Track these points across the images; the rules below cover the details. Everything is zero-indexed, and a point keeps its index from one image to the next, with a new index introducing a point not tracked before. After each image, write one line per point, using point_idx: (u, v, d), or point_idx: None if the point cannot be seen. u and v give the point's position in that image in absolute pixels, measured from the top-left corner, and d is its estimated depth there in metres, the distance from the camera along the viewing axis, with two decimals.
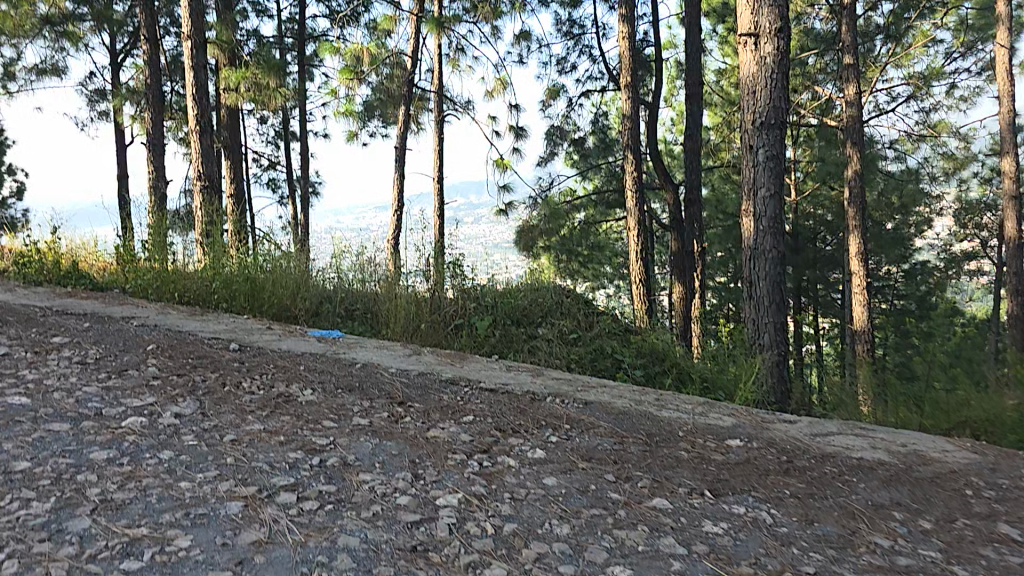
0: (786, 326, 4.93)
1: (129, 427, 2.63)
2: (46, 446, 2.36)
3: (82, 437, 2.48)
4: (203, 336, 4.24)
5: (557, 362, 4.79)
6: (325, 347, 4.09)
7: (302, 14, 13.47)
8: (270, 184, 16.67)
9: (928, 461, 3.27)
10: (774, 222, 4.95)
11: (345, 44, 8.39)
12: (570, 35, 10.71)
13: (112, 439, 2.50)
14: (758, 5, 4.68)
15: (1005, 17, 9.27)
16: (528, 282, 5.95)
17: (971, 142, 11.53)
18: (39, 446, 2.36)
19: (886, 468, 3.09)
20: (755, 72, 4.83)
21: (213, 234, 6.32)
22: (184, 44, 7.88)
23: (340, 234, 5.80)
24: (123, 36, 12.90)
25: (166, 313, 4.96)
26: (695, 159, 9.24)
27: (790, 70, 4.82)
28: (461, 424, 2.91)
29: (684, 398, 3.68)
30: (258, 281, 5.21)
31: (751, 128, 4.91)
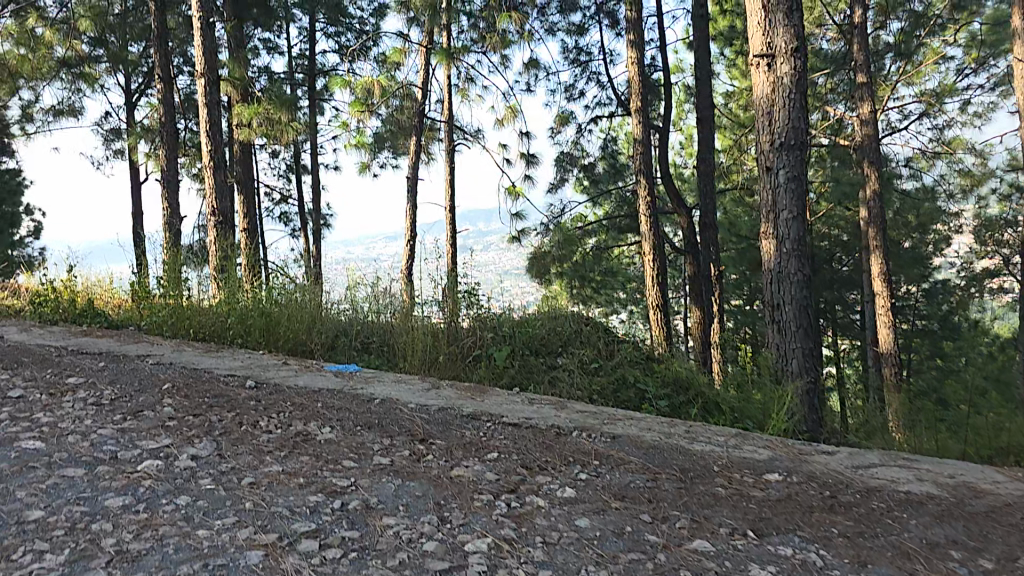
0: (815, 351, 4.76)
1: (145, 471, 2.53)
2: (60, 493, 2.26)
3: (97, 483, 2.38)
4: (219, 373, 4.16)
5: (579, 393, 4.66)
6: (343, 383, 3.99)
7: (313, 49, 13.73)
8: (283, 218, 16.80)
9: (981, 493, 3.12)
10: (798, 244, 4.84)
11: (356, 78, 8.49)
12: (577, 62, 10.77)
13: (127, 484, 2.40)
14: (772, 26, 4.66)
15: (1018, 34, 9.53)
16: (545, 311, 5.86)
17: (987, 158, 11.41)
18: (53, 493, 2.26)
19: (938, 503, 2.93)
20: (771, 92, 4.77)
21: (227, 269, 6.30)
22: (198, 81, 7.99)
23: (353, 265, 5.70)
24: (139, 76, 13.19)
25: (181, 350, 4.88)
26: (708, 183, 9.20)
27: (807, 89, 4.76)
28: (486, 462, 2.78)
29: (716, 430, 3.53)
30: (273, 316, 5.15)
31: (770, 149, 4.83)
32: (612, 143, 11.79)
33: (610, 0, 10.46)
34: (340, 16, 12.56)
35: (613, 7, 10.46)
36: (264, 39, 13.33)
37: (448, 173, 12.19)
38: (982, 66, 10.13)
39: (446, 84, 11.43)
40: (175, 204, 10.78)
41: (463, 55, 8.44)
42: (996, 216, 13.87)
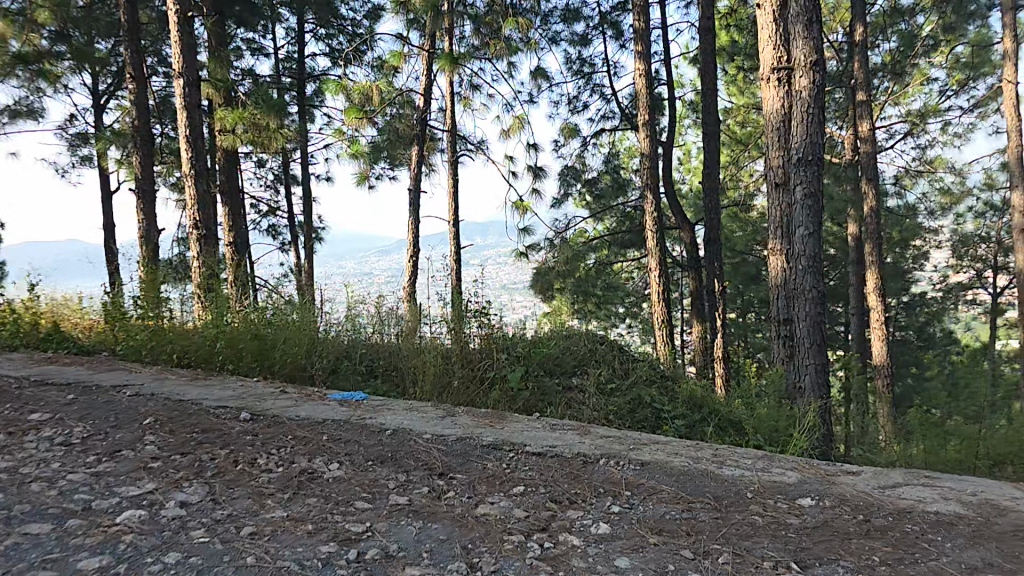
0: (828, 368, 4.70)
1: (125, 524, 2.30)
2: (23, 555, 2.02)
3: (68, 541, 2.14)
4: (208, 405, 3.94)
5: (597, 417, 4.48)
6: (348, 412, 3.76)
7: (301, 53, 13.52)
8: (270, 230, 16.43)
9: (1009, 509, 2.37)
10: (812, 261, 4.78)
11: (353, 82, 8.38)
12: (581, 74, 10.79)
13: (105, 541, 2.17)
14: (792, 39, 4.68)
15: (1012, 54, 9.25)
16: (557, 331, 5.65)
17: (966, 176, 11.65)
18: (14, 555, 2.02)
19: (970, 521, 2.27)
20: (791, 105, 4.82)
21: (211, 287, 6.04)
22: (176, 82, 7.69)
23: (352, 282, 5.63)
24: (108, 76, 12.79)
25: (164, 378, 4.61)
26: (713, 199, 9.20)
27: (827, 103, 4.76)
28: (512, 498, 2.58)
29: (743, 452, 3.11)
30: (266, 338, 4.94)
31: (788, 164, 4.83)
32: (614, 158, 11.87)
33: (612, 11, 10.49)
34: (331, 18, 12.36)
35: (617, 18, 10.50)
36: (250, 39, 13.08)
37: (451, 186, 12.04)
38: (964, 88, 10.30)
39: (449, 93, 11.31)
40: (152, 215, 10.42)
41: (466, 62, 8.37)
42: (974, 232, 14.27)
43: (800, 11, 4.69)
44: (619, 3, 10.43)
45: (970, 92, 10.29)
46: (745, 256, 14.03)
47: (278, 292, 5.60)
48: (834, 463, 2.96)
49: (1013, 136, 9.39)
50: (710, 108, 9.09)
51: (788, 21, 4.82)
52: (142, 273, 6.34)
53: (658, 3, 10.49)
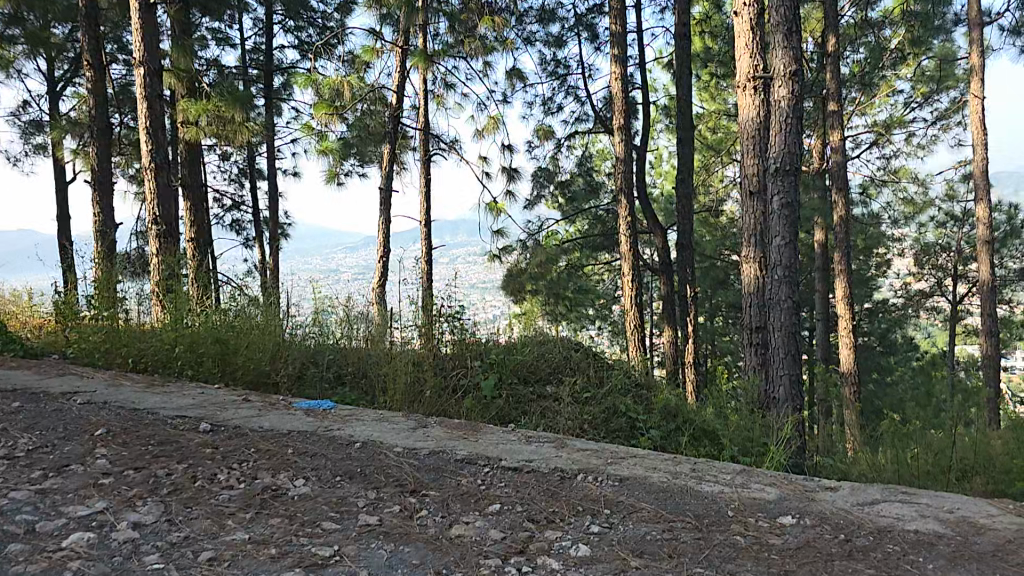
0: (802, 379, 4.72)
1: (71, 549, 2.13)
2: None
3: (5, 569, 1.96)
4: (166, 415, 3.73)
5: (571, 426, 4.42)
6: (315, 423, 3.61)
7: (268, 44, 13.20)
8: (234, 225, 15.96)
9: (986, 527, 2.36)
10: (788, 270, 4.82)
11: (322, 76, 8.15)
12: (556, 74, 10.74)
13: (48, 568, 2.00)
14: (773, 48, 4.70)
15: (979, 69, 9.52)
16: (531, 336, 5.57)
17: (927, 187, 11.98)
18: None
19: (949, 541, 2.24)
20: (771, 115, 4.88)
21: (171, 286, 5.80)
22: (136, 71, 7.38)
23: (319, 281, 5.42)
24: (64, 62, 12.27)
25: (117, 386, 4.35)
26: (686, 205, 9.30)
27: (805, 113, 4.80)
28: (488, 517, 2.46)
29: (721, 465, 3.04)
30: (229, 343, 4.72)
31: (768, 174, 4.86)
32: (587, 160, 11.89)
33: (589, 12, 10.47)
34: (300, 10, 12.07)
35: (592, 20, 10.49)
36: (216, 30, 12.72)
37: (423, 185, 11.86)
38: (928, 101, 10.60)
39: (422, 90, 11.13)
40: (109, 208, 9.99)
41: (440, 59, 8.24)
42: (934, 242, 14.69)
43: (779, 20, 4.72)
44: (596, 6, 10.42)
45: (933, 104, 10.59)
46: (715, 261, 14.18)
47: (243, 293, 5.38)
48: (811, 478, 2.92)
49: (978, 150, 9.68)
50: (685, 113, 9.13)
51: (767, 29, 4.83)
52: (98, 271, 6.04)
53: (635, 7, 10.52)
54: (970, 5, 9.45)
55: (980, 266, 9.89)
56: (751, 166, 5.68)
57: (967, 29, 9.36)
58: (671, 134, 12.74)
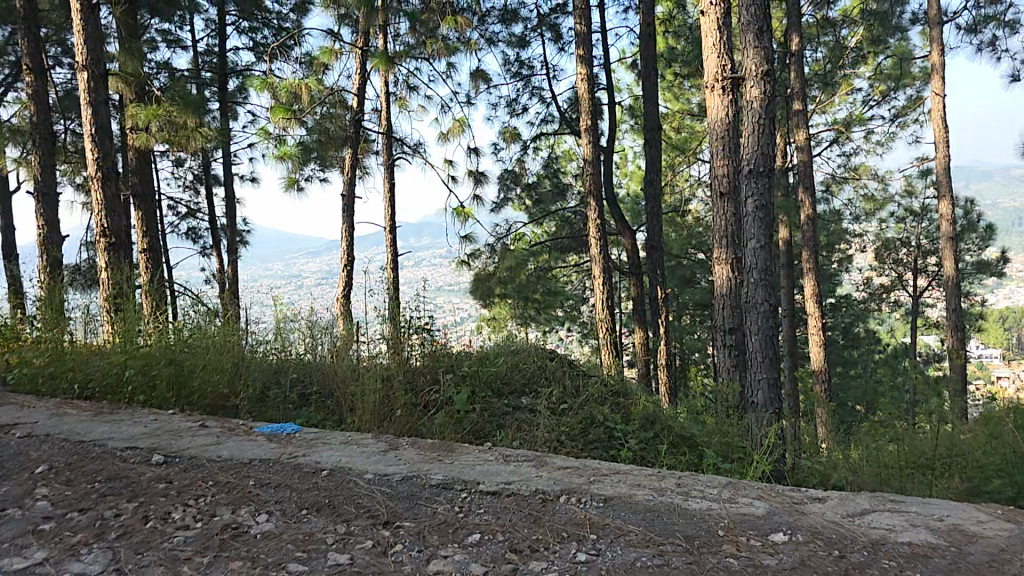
0: (780, 383, 4.69)
1: None
2: None
3: None
4: (115, 446, 3.47)
5: (548, 440, 4.29)
6: (278, 450, 3.39)
7: (221, 46, 12.75)
8: (190, 234, 15.38)
9: (979, 537, 2.30)
10: (763, 274, 4.80)
11: (279, 79, 7.85)
12: (520, 76, 10.65)
13: None
14: (745, 47, 4.67)
15: (939, 66, 9.77)
16: (505, 346, 5.45)
17: (887, 183, 12.26)
18: None
19: (944, 553, 2.16)
20: (744, 115, 4.85)
21: (121, 304, 5.36)
22: (78, 74, 6.98)
23: (282, 293, 5.16)
24: (5, 67, 11.65)
25: (61, 415, 4.04)
26: (656, 206, 9.32)
27: (777, 113, 4.78)
28: (468, 549, 2.30)
29: (707, 478, 2.94)
30: (184, 365, 4.43)
31: (742, 175, 4.83)
32: (554, 161, 11.87)
33: (552, 13, 10.41)
34: (252, 8, 11.72)
35: (555, 20, 10.43)
36: (164, 31, 12.24)
37: (387, 190, 11.61)
38: (886, 99, 10.83)
39: (384, 93, 10.90)
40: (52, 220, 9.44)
41: (402, 61, 8.06)
42: (894, 236, 15.05)
43: (749, 19, 4.69)
44: (559, 6, 10.36)
45: (891, 102, 10.85)
46: (682, 260, 14.23)
47: (201, 307, 5.10)
48: (799, 488, 2.84)
49: (939, 147, 9.95)
50: (651, 113, 9.12)
51: (738, 29, 4.79)
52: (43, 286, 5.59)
53: (598, 7, 10.50)
54: (930, 4, 9.70)
55: (945, 260, 10.20)
56: (722, 167, 5.83)
57: (926, 27, 9.61)
58: (635, 135, 12.77)
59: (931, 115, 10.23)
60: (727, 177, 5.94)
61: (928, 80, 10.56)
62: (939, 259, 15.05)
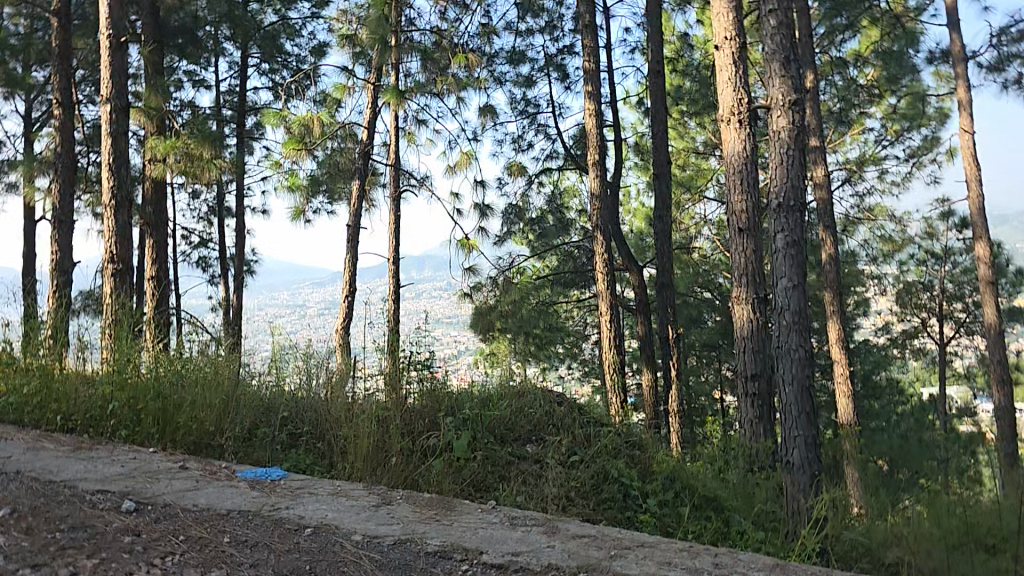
0: (819, 441, 4.24)
1: None
2: None
3: None
4: (86, 488, 3.11)
5: (556, 496, 3.91)
6: (259, 500, 3.06)
7: (242, 86, 12.85)
8: (200, 263, 15.35)
9: None
10: (799, 318, 4.34)
11: (291, 112, 7.76)
12: (525, 113, 10.56)
13: None
14: (769, 77, 4.35)
15: (967, 103, 9.54)
16: (513, 386, 5.08)
17: (906, 225, 11.96)
18: None
19: None
20: (769, 147, 4.49)
21: (125, 329, 5.01)
22: (102, 105, 6.90)
23: (279, 323, 4.95)
24: (40, 104, 11.88)
25: (38, 449, 3.68)
26: (665, 243, 9.04)
27: (808, 145, 4.42)
28: None
29: (744, 560, 2.58)
30: (172, 400, 4.09)
31: (768, 210, 4.47)
32: (557, 198, 11.70)
33: (559, 53, 10.37)
34: (275, 52, 11.75)
35: (562, 60, 10.37)
36: (190, 72, 12.40)
37: (393, 220, 11.44)
38: (899, 139, 10.57)
39: (393, 127, 10.84)
40: (67, 248, 9.26)
41: (413, 96, 7.95)
42: (915, 281, 14.56)
43: (775, 49, 4.37)
44: (567, 46, 10.32)
45: (905, 142, 10.61)
46: (689, 299, 13.82)
47: (200, 338, 4.85)
48: None
49: (972, 187, 9.65)
50: (660, 149, 8.88)
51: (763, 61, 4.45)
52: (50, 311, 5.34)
53: (606, 47, 10.45)
54: (953, 40, 9.52)
55: (986, 306, 9.81)
56: (740, 205, 5.56)
57: (950, 65, 9.39)
58: (639, 172, 12.54)
59: (960, 154, 9.99)
60: (744, 215, 5.63)
61: (945, 120, 10.32)
62: (963, 305, 14.53)
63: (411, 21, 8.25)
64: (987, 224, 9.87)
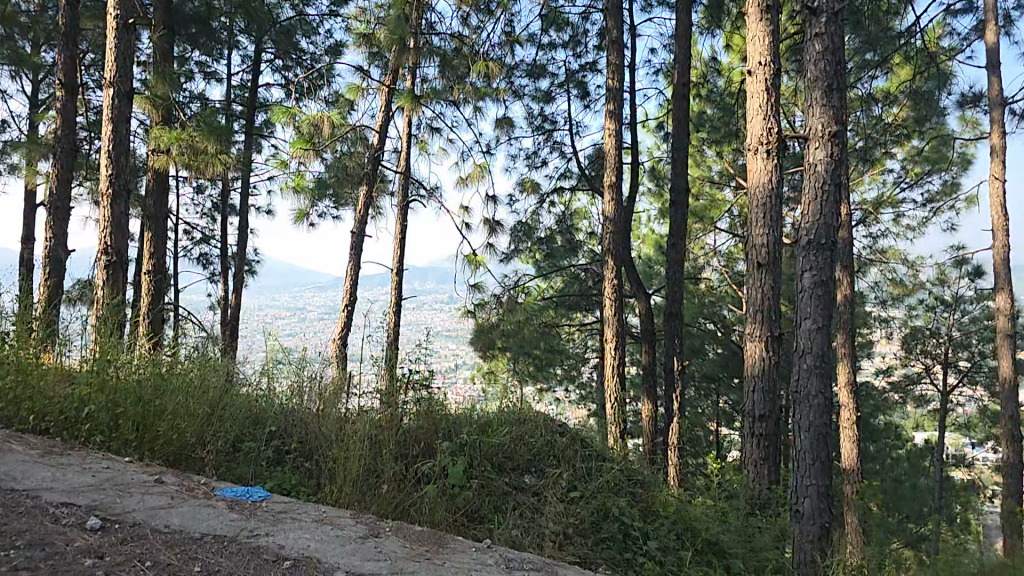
0: (831, 492, 4.03)
1: None
2: None
3: None
4: (50, 500, 2.88)
5: (554, 533, 3.67)
6: (237, 524, 2.84)
7: (254, 82, 12.76)
8: (201, 259, 15.19)
9: None
10: (820, 362, 4.14)
11: (302, 110, 7.62)
12: (541, 129, 10.47)
13: None
14: (809, 106, 4.21)
15: (1001, 150, 9.48)
16: (513, 413, 4.85)
17: (919, 269, 11.83)
18: None
19: None
20: (804, 179, 4.32)
21: (115, 323, 4.81)
22: (106, 90, 6.74)
23: (277, 330, 4.85)
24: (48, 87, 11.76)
25: (5, 450, 3.45)
26: (676, 273, 8.90)
27: (845, 180, 4.25)
28: None
29: None
30: (155, 406, 3.87)
31: (797, 246, 4.29)
32: (568, 218, 11.59)
33: (580, 71, 10.29)
34: (290, 50, 11.69)
35: (584, 77, 10.29)
36: (202, 64, 12.31)
37: (398, 231, 11.30)
38: (920, 182, 10.52)
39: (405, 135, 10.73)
40: (62, 235, 9.06)
41: (428, 102, 7.82)
42: (923, 326, 14.38)
43: (818, 77, 4.22)
44: (590, 63, 10.24)
45: (926, 186, 10.54)
46: (692, 330, 13.66)
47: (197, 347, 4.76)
48: None
49: (998, 236, 9.60)
50: (678, 175, 8.75)
51: (804, 89, 4.32)
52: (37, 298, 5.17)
53: (628, 67, 10.38)
54: (991, 84, 9.48)
55: (1001, 361, 9.68)
56: (762, 238, 5.58)
57: (986, 110, 9.33)
58: (652, 198, 12.46)
59: (990, 202, 9.90)
60: (766, 250, 5.53)
61: (967, 166, 10.23)
62: (970, 353, 14.35)
63: (432, 26, 8.12)
64: (1009, 275, 9.78)
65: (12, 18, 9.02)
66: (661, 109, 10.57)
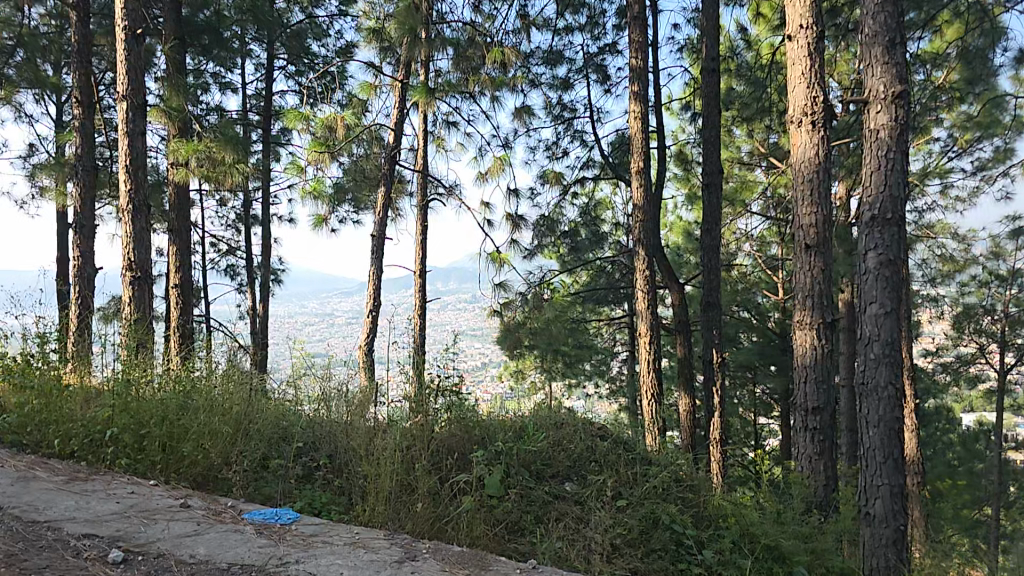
0: (905, 491, 3.84)
1: None
2: None
3: None
4: (72, 532, 2.73)
5: (600, 543, 3.41)
6: (267, 552, 2.66)
7: (270, 89, 12.74)
8: (228, 270, 15.29)
9: None
10: (888, 349, 3.83)
11: (317, 113, 7.46)
12: (561, 118, 10.18)
13: None
14: (868, 64, 3.87)
15: None
16: (548, 418, 4.59)
17: (970, 244, 11.18)
18: None
19: None
20: (865, 147, 3.98)
21: (139, 340, 4.73)
22: (120, 104, 6.67)
23: (303, 340, 4.71)
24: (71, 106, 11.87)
25: (29, 479, 3.33)
26: (712, 260, 8.52)
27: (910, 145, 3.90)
28: None
29: None
30: (179, 425, 3.73)
31: (859, 223, 3.97)
32: (592, 210, 11.32)
33: (599, 55, 9.98)
34: (303, 55, 11.62)
35: (603, 61, 9.97)
36: (218, 74, 12.32)
37: (420, 232, 11.13)
38: (970, 149, 9.90)
39: (422, 133, 10.55)
40: (88, 254, 9.10)
41: (443, 95, 7.60)
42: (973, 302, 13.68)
43: (875, 33, 3.87)
44: (608, 46, 9.92)
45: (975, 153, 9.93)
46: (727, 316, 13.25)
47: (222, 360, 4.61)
48: None
49: None
50: (709, 157, 8.37)
51: (858, 47, 3.98)
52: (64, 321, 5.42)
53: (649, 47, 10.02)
54: None
55: None
56: (809, 216, 5.22)
57: None
58: (678, 184, 12.09)
59: None
60: (813, 229, 5.19)
61: (1020, 130, 9.58)
62: None
63: (444, 17, 7.90)
64: None
65: (31, 40, 9.09)
66: (686, 90, 10.21)
